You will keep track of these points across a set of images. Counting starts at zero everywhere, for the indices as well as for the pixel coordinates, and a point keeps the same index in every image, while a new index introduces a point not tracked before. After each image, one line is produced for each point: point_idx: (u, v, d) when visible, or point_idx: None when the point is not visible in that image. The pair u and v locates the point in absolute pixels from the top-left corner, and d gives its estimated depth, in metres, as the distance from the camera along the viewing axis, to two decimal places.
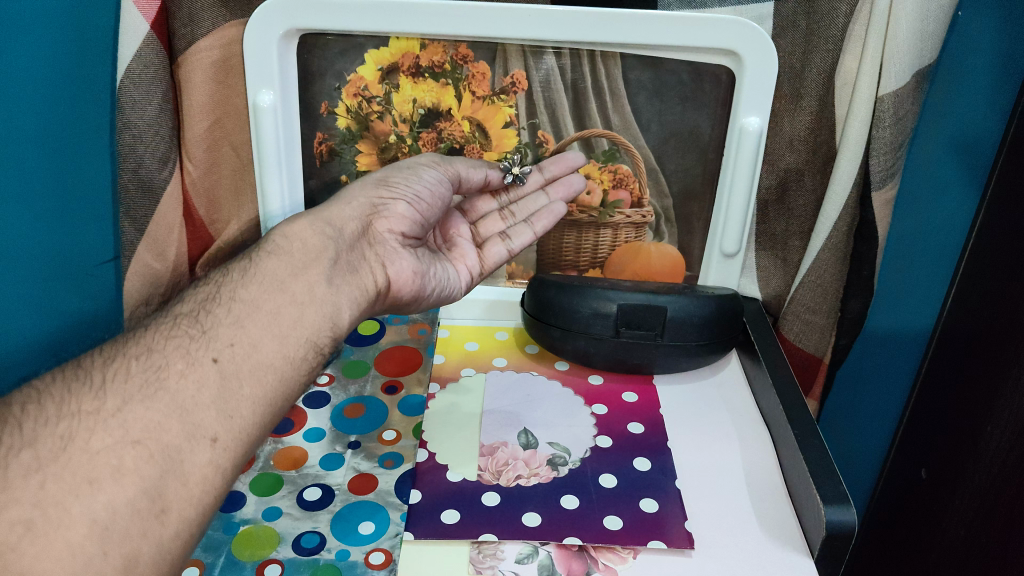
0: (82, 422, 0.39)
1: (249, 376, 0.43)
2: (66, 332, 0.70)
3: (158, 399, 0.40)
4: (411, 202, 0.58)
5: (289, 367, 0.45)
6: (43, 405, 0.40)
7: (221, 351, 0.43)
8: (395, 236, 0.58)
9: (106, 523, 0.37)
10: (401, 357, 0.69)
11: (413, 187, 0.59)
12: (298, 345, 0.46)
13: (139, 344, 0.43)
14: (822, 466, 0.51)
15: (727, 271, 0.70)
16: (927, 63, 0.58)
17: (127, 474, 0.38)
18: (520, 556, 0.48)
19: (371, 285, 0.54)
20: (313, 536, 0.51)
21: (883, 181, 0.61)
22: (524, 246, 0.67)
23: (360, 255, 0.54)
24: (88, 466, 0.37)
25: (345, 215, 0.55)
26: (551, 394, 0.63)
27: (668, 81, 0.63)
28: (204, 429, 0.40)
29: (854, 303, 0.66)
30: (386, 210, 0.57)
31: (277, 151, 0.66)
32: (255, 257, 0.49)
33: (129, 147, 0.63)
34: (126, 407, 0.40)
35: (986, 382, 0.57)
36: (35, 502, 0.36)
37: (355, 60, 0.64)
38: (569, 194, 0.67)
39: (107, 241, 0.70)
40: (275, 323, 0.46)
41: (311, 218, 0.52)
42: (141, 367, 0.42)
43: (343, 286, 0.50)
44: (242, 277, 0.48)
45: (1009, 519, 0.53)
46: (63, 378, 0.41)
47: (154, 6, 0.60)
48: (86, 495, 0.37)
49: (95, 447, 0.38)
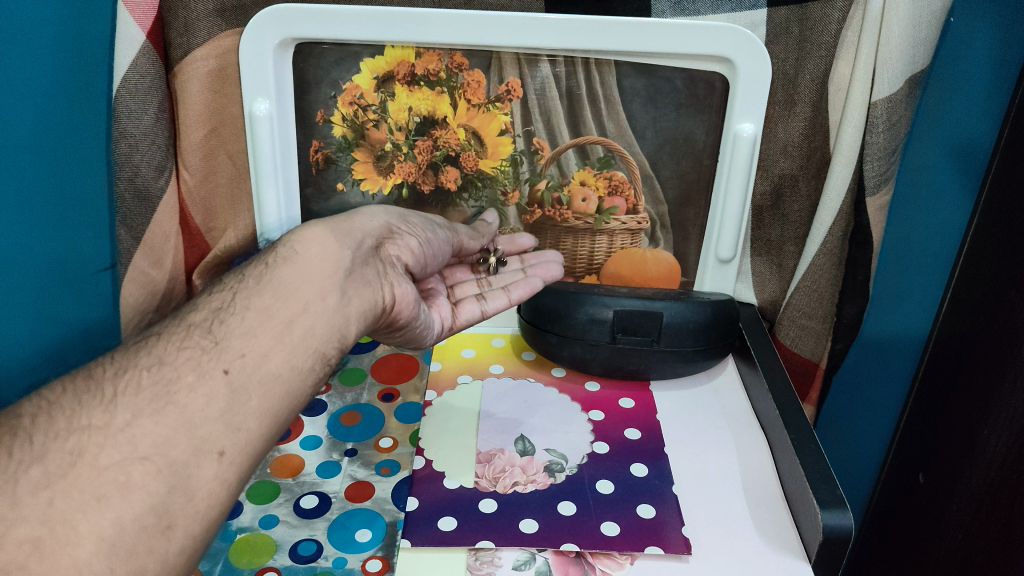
0: (92, 436, 0.39)
1: (258, 388, 0.43)
2: (68, 342, 0.70)
3: (167, 413, 0.40)
4: (421, 242, 0.59)
5: (298, 379, 0.45)
6: (54, 418, 0.39)
7: (231, 361, 0.43)
8: (399, 263, 0.56)
9: (112, 540, 0.36)
10: (397, 365, 0.70)
11: (426, 232, 0.60)
12: (306, 355, 0.45)
13: (150, 354, 0.43)
14: (820, 473, 0.51)
15: (723, 276, 0.71)
16: (920, 69, 0.59)
17: (135, 490, 0.37)
18: (518, 563, 0.48)
19: (380, 299, 0.52)
20: (310, 544, 0.51)
21: (876, 186, 0.62)
22: (497, 309, 0.63)
23: (374, 270, 0.52)
24: (95, 483, 0.37)
25: (365, 230, 0.54)
26: (548, 401, 0.63)
27: (663, 88, 0.64)
28: (211, 443, 0.40)
29: (849, 308, 0.66)
30: (398, 238, 0.57)
31: (273, 160, 0.66)
32: (271, 262, 0.48)
33: (126, 156, 0.64)
34: (135, 422, 0.39)
35: (983, 386, 0.57)
36: (43, 519, 0.36)
37: (350, 69, 0.65)
38: (548, 276, 0.65)
39: (103, 249, 0.70)
40: (287, 332, 0.45)
41: (328, 225, 0.50)
42: (152, 380, 0.41)
43: (355, 299, 0.49)
44: (257, 283, 0.47)
45: (1008, 523, 0.53)
46: (73, 390, 0.41)
47: (150, 15, 0.61)
48: (94, 511, 0.37)
49: (103, 463, 0.38)
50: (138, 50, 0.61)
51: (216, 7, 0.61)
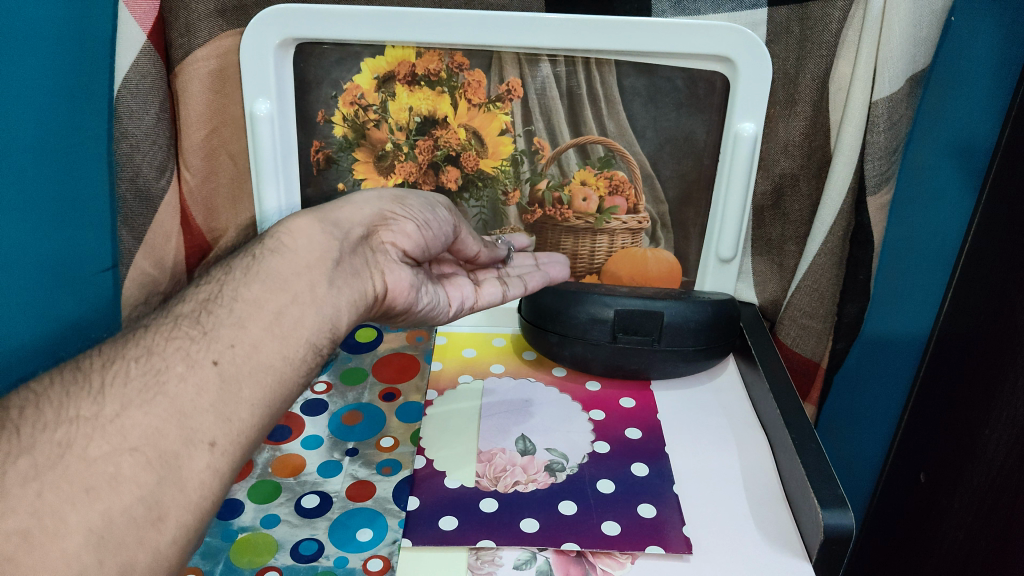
0: (81, 427, 0.38)
1: (249, 378, 0.43)
2: (61, 333, 0.69)
3: (157, 403, 0.40)
4: (419, 226, 0.58)
5: (289, 367, 0.44)
6: (42, 410, 0.39)
7: (221, 351, 0.43)
8: (396, 250, 0.56)
9: (101, 532, 0.36)
10: (399, 364, 0.70)
11: (425, 214, 0.58)
12: (298, 346, 0.45)
13: (138, 345, 0.42)
14: (821, 472, 0.51)
15: (725, 275, 0.70)
16: (921, 67, 0.59)
17: (125, 482, 0.37)
18: (519, 562, 0.48)
19: (370, 289, 0.52)
20: (311, 544, 0.51)
21: (877, 185, 0.62)
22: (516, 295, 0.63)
23: (362, 260, 0.52)
24: (85, 474, 0.37)
25: (356, 217, 0.53)
26: (549, 401, 0.63)
27: (663, 88, 0.64)
28: (202, 433, 0.40)
29: (852, 308, 0.67)
30: (394, 224, 0.56)
31: (274, 160, 0.67)
32: (257, 253, 0.48)
33: (127, 157, 0.64)
34: (124, 412, 0.39)
35: (985, 385, 0.57)
36: (32, 512, 0.36)
37: (351, 69, 0.65)
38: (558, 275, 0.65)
39: (104, 249, 0.72)
40: (276, 323, 0.45)
41: (315, 216, 0.50)
42: (141, 370, 0.41)
43: (345, 289, 0.49)
44: (244, 275, 0.46)
45: (1008, 522, 0.53)
46: (61, 382, 0.41)
47: (151, 16, 0.61)
48: (83, 504, 0.36)
49: (92, 455, 0.38)
50: (138, 51, 0.61)
51: (217, 7, 0.61)
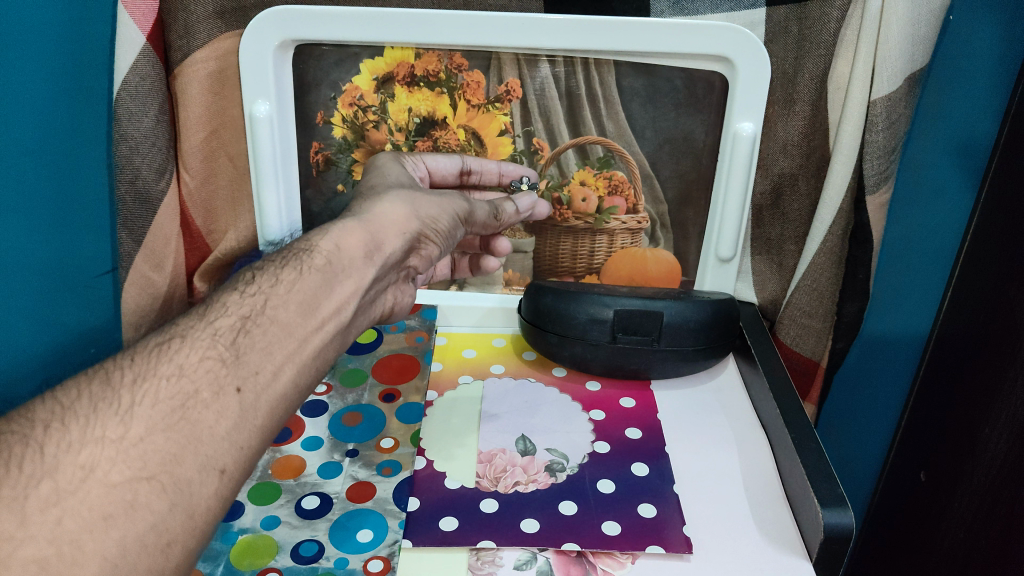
0: (105, 449, 0.36)
1: (266, 405, 0.42)
2: (70, 340, 0.70)
3: (180, 429, 0.38)
4: (440, 250, 0.60)
5: (296, 395, 0.45)
6: (67, 427, 0.37)
7: (244, 378, 0.42)
8: (411, 269, 0.60)
9: (116, 560, 0.34)
10: (398, 365, 0.69)
11: (449, 238, 0.60)
12: (309, 373, 0.46)
13: (171, 362, 0.41)
14: (821, 471, 0.51)
15: (724, 275, 0.70)
16: (920, 66, 0.59)
17: (140, 510, 0.36)
18: (520, 563, 0.48)
19: (381, 312, 0.57)
20: (311, 545, 0.51)
21: (877, 184, 0.61)
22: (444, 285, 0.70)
23: (388, 283, 0.56)
24: (104, 500, 0.35)
25: (397, 241, 0.54)
26: (549, 402, 0.63)
27: (662, 88, 0.64)
28: (215, 460, 0.39)
29: (850, 307, 0.66)
30: (424, 248, 0.59)
31: (274, 162, 0.67)
32: (302, 268, 0.48)
33: (126, 159, 0.64)
34: (148, 436, 0.37)
35: (985, 384, 0.57)
36: (51, 539, 0.33)
37: (350, 70, 0.65)
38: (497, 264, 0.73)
39: (105, 250, 0.70)
40: (299, 351, 0.45)
41: (361, 223, 0.52)
42: (170, 393, 0.39)
43: (361, 315, 0.53)
44: (273, 286, 0.47)
45: (1008, 522, 0.53)
46: (90, 394, 0.38)
47: (150, 19, 0.61)
48: (100, 531, 0.34)
49: (114, 479, 0.36)
50: (138, 53, 0.61)
51: (216, 9, 0.62)
